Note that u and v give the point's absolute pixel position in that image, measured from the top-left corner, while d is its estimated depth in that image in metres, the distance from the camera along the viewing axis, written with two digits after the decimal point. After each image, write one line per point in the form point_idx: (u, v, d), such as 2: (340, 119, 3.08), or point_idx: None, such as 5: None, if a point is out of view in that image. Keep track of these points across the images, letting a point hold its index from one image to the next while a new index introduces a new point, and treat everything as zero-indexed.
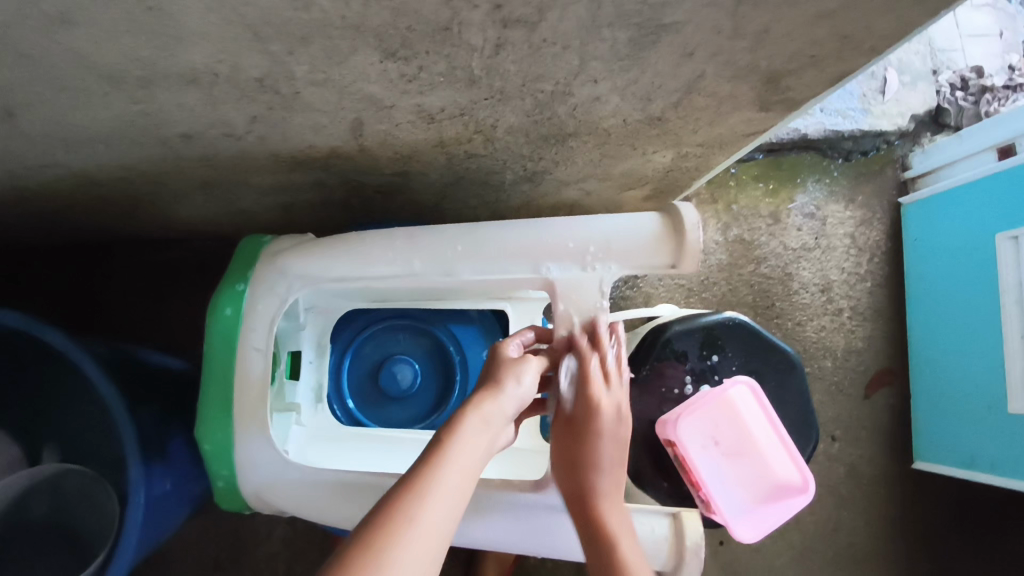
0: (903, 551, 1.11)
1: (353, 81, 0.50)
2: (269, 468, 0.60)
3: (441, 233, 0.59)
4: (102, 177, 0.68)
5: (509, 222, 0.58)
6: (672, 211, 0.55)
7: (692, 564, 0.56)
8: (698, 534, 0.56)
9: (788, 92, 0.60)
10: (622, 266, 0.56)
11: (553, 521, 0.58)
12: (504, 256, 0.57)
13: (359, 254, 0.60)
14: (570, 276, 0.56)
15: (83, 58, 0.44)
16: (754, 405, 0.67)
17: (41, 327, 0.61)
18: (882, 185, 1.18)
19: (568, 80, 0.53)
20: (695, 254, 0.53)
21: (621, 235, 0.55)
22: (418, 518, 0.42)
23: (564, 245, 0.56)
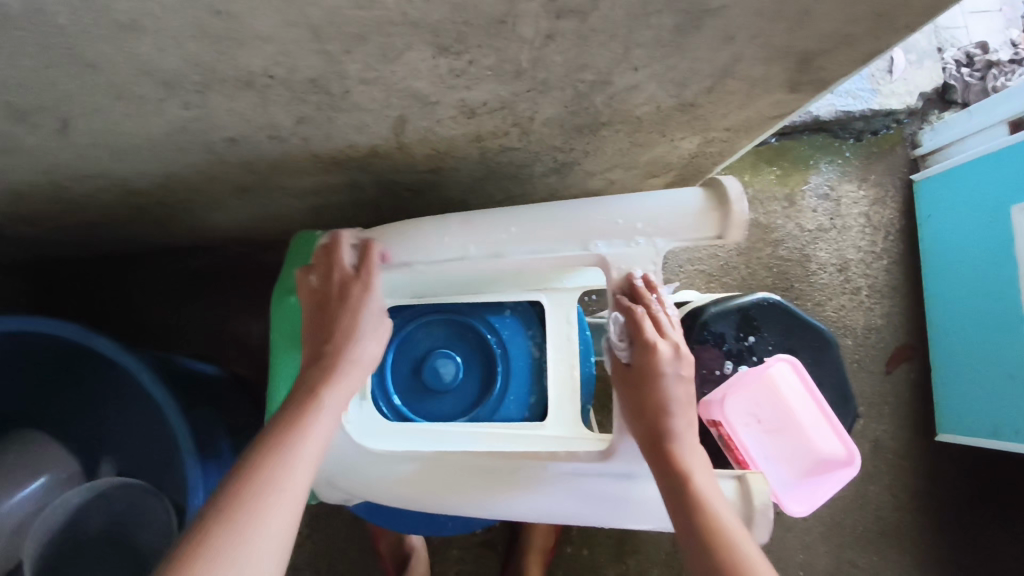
0: (932, 524, 1.13)
1: (403, 77, 0.51)
2: (341, 456, 0.63)
3: (494, 217, 0.60)
4: (142, 185, 0.68)
5: (559, 203, 0.59)
6: (715, 185, 0.57)
7: (761, 526, 0.55)
8: (766, 495, 0.56)
9: (820, 72, 0.61)
10: (669, 240, 0.58)
11: (622, 490, 0.58)
12: (555, 235, 0.59)
13: (414, 238, 0.62)
14: (620, 252, 0.58)
15: (145, 66, 0.44)
16: (796, 381, 0.67)
17: (92, 335, 0.63)
18: (893, 164, 1.20)
19: (609, 69, 0.54)
20: (741, 224, 0.56)
21: (668, 209, 0.57)
22: (277, 485, 0.48)
23: (613, 222, 0.58)
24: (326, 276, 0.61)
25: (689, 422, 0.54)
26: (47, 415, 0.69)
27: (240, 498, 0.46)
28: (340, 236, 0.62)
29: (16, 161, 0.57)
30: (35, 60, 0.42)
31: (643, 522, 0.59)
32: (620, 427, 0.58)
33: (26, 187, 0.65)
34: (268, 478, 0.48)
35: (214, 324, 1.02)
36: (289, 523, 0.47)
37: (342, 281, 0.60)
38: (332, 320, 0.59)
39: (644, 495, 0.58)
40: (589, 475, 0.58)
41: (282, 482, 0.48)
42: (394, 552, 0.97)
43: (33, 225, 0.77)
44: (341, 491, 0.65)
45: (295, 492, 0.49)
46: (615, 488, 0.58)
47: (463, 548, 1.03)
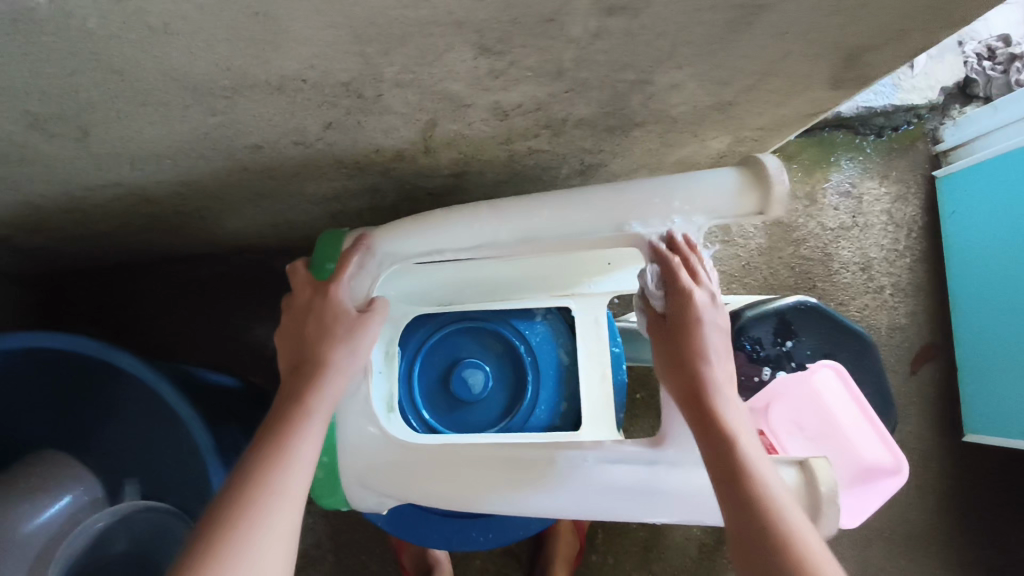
0: (960, 525, 1.11)
1: (440, 79, 0.48)
2: (372, 452, 0.60)
3: (527, 200, 0.57)
4: (159, 194, 0.66)
5: (594, 186, 0.56)
6: (752, 162, 0.55)
7: (829, 515, 0.50)
8: (832, 481, 0.50)
9: (864, 68, 0.59)
10: (706, 217, 0.56)
11: (673, 481, 0.54)
12: (587, 219, 0.56)
13: (440, 226, 0.58)
14: (658, 230, 0.56)
15: (174, 72, 0.42)
16: (842, 392, 0.67)
17: (111, 352, 0.63)
18: (915, 160, 1.18)
19: (652, 68, 0.52)
20: (784, 197, 0.53)
21: (705, 189, 0.55)
22: (269, 492, 0.46)
23: (649, 202, 0.55)
24: (298, 288, 0.59)
25: (727, 380, 0.52)
26: None
27: (235, 508, 0.44)
28: (295, 263, 0.61)
29: (32, 171, 0.55)
30: (60, 66, 0.40)
31: (698, 517, 0.55)
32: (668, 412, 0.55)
33: (39, 198, 0.62)
34: (260, 493, 0.46)
35: (228, 333, 0.99)
36: (285, 536, 0.45)
37: (315, 292, 0.58)
38: (316, 333, 0.56)
39: (697, 485, 0.54)
40: (638, 465, 0.55)
41: (280, 490, 0.46)
42: (416, 564, 0.95)
43: (45, 236, 0.75)
44: (371, 492, 0.61)
45: (291, 503, 0.47)
46: (666, 479, 0.54)
47: (486, 559, 1.01)
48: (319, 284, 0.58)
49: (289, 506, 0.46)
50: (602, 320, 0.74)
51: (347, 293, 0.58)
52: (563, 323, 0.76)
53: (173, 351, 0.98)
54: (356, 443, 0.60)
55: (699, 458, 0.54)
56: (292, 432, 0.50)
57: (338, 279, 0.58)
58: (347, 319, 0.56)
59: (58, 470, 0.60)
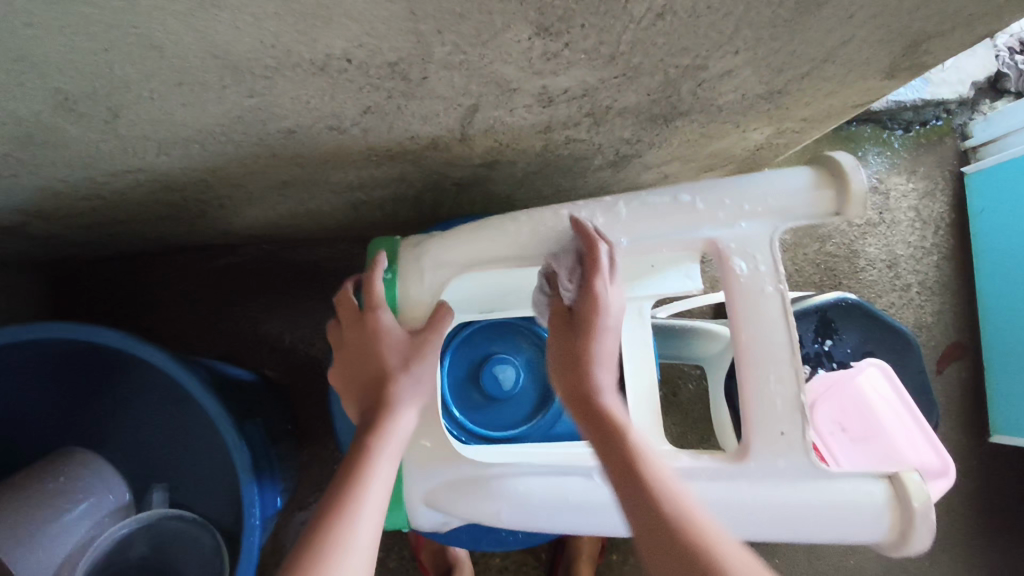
0: (987, 527, 1.08)
1: (490, 61, 0.46)
2: (444, 474, 0.58)
3: (607, 205, 0.56)
4: (183, 180, 0.63)
5: (664, 189, 0.55)
6: (825, 161, 0.53)
7: (922, 528, 0.51)
8: (925, 495, 0.51)
9: (924, 56, 0.56)
10: (781, 220, 0.53)
11: (758, 500, 0.53)
12: (657, 224, 0.54)
13: (511, 230, 0.56)
14: (731, 233, 0.54)
15: (216, 49, 0.40)
16: (889, 394, 0.67)
17: (137, 343, 0.60)
18: (942, 156, 1.15)
19: (710, 52, 0.49)
20: (862, 195, 0.51)
21: (778, 190, 0.53)
22: (345, 541, 0.47)
23: (720, 207, 0.53)
24: (343, 322, 0.60)
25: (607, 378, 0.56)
26: (95, 426, 0.68)
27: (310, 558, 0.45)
28: (342, 287, 0.61)
29: (54, 154, 0.53)
30: (95, 40, 0.37)
31: (781, 532, 0.54)
32: (751, 427, 0.53)
33: (60, 183, 0.60)
34: (328, 545, 0.46)
35: (244, 325, 0.97)
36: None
37: (354, 321, 0.58)
38: (369, 361, 0.57)
39: (784, 501, 0.53)
40: (720, 481, 0.53)
41: (346, 541, 0.47)
42: (437, 562, 0.92)
43: (61, 224, 0.72)
44: (440, 512, 0.59)
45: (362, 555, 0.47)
46: (747, 491, 0.53)
47: (505, 557, 0.98)
48: (360, 315, 0.58)
49: (360, 551, 0.47)
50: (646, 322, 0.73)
51: (383, 315, 0.57)
52: None
53: (187, 342, 0.96)
54: (423, 463, 0.58)
55: (782, 476, 0.53)
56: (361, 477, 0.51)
57: (374, 309, 0.57)
58: (392, 349, 0.57)
59: (80, 468, 0.62)
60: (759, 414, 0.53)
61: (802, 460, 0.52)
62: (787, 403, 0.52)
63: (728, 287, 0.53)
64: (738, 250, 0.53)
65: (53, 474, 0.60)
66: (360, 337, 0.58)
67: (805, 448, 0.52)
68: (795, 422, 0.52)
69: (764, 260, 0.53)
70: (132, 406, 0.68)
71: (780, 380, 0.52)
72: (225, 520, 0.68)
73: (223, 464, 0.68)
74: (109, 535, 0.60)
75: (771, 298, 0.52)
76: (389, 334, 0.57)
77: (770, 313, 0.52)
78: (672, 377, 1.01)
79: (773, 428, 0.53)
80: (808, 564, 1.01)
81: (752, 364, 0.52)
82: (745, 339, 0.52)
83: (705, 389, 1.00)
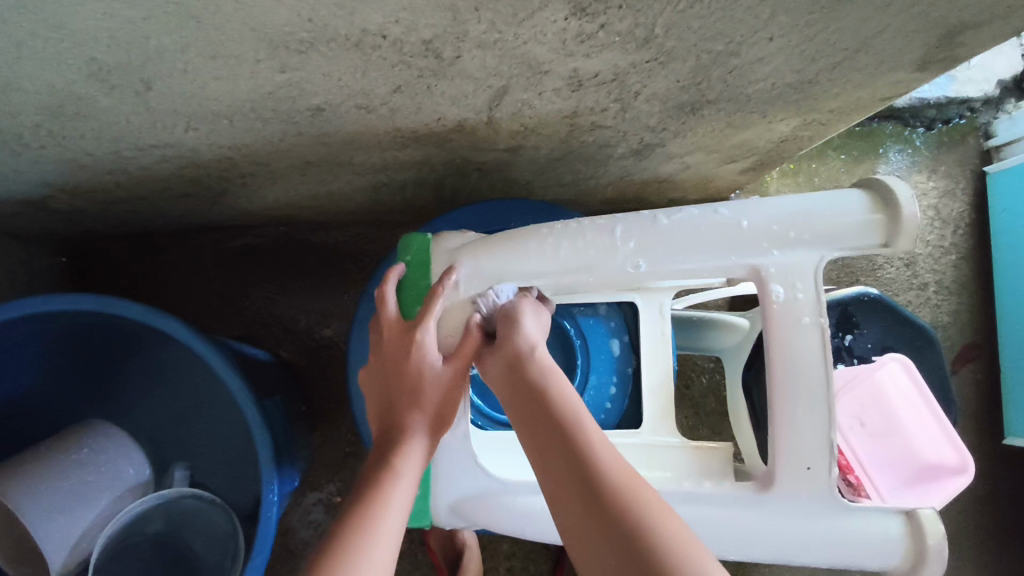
0: (1002, 530, 1.07)
1: (524, 41, 0.46)
2: (468, 488, 0.59)
3: (647, 220, 0.54)
4: (208, 157, 0.63)
5: (708, 206, 0.54)
6: (880, 188, 0.51)
7: (933, 566, 0.52)
8: (941, 535, 0.52)
9: (958, 49, 0.55)
10: (827, 247, 0.52)
11: (776, 522, 0.53)
12: (698, 243, 0.53)
13: (546, 247, 0.55)
14: (776, 258, 0.52)
15: (252, 21, 0.40)
16: (909, 387, 0.68)
17: (161, 318, 0.61)
18: (964, 155, 1.14)
19: (744, 38, 0.49)
20: (914, 230, 0.49)
21: (830, 216, 0.51)
22: (371, 549, 0.46)
23: (766, 229, 0.52)
24: (387, 333, 0.60)
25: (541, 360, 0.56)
26: (118, 399, 0.69)
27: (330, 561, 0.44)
28: (383, 286, 0.60)
29: (84, 126, 0.53)
30: (135, 8, 0.38)
31: (798, 557, 0.54)
32: (777, 456, 0.53)
33: (88, 157, 0.60)
34: (350, 551, 0.46)
35: (260, 306, 0.97)
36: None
37: (403, 334, 0.58)
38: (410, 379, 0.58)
39: (803, 531, 0.53)
40: (740, 507, 0.54)
41: (372, 551, 0.46)
42: (446, 547, 0.92)
43: (84, 199, 0.72)
44: (464, 520, 0.61)
45: (383, 565, 0.46)
46: (764, 514, 0.53)
47: (515, 544, 0.98)
48: (407, 328, 0.58)
49: (383, 562, 0.47)
50: (666, 314, 0.73)
51: (432, 336, 0.58)
52: (622, 312, 0.77)
53: (205, 322, 0.97)
54: (447, 475, 0.60)
55: (803, 501, 0.53)
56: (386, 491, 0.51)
57: (424, 324, 0.57)
58: (432, 372, 0.58)
59: (104, 442, 0.63)
60: (788, 448, 0.52)
61: (823, 492, 0.52)
62: (817, 438, 0.52)
63: (764, 313, 0.53)
64: (779, 277, 0.52)
65: (77, 446, 0.60)
66: (402, 350, 0.58)
67: (830, 483, 0.52)
68: (824, 459, 0.52)
69: (804, 289, 0.52)
70: (155, 382, 0.69)
71: (812, 415, 0.52)
72: (240, 500, 0.68)
73: (240, 441, 0.68)
74: (127, 512, 0.59)
75: (809, 331, 0.52)
76: (435, 356, 0.58)
77: (807, 345, 0.52)
78: (685, 369, 1.01)
79: (801, 462, 0.52)
80: (817, 561, 1.01)
81: (784, 396, 0.52)
82: (779, 372, 0.52)
83: (719, 382, 1.00)
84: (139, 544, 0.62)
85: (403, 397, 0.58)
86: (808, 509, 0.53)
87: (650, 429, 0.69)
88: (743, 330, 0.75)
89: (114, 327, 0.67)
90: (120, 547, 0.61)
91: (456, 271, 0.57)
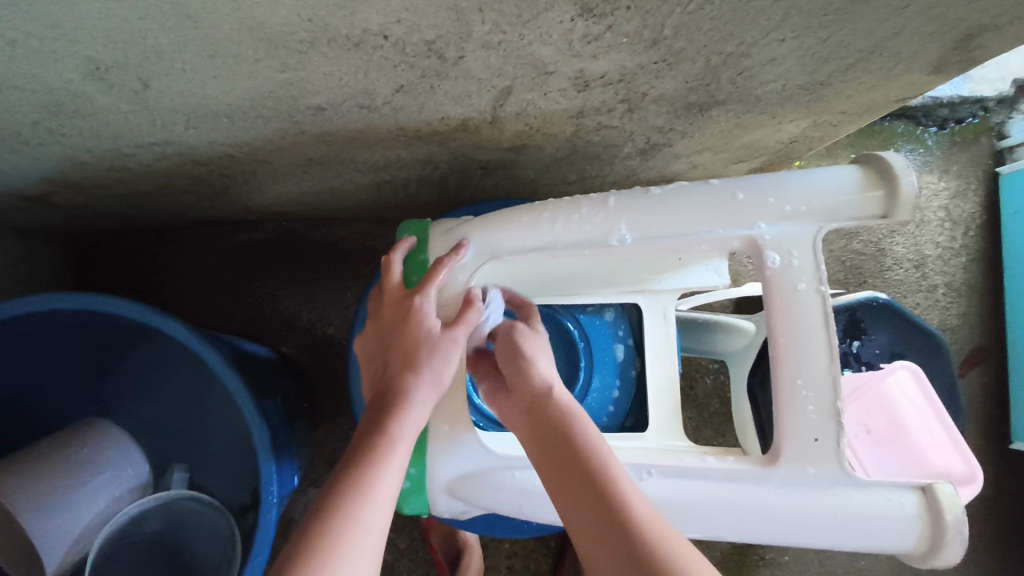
0: (1008, 537, 1.05)
1: (529, 42, 0.45)
2: (466, 467, 0.57)
3: (643, 197, 0.54)
4: (209, 155, 0.63)
5: (701, 183, 0.53)
6: (876, 162, 0.51)
7: (953, 544, 0.49)
8: (959, 508, 0.49)
9: (976, 50, 0.54)
10: (824, 219, 0.51)
11: (783, 502, 0.51)
12: (693, 217, 0.53)
13: (542, 221, 0.55)
14: (773, 230, 0.52)
15: (251, 21, 0.39)
16: (920, 396, 0.68)
17: (160, 316, 0.60)
18: (977, 155, 1.12)
19: (755, 39, 0.48)
20: (912, 199, 0.49)
21: (824, 189, 0.51)
22: (362, 521, 0.46)
23: (762, 202, 0.52)
24: (388, 302, 0.59)
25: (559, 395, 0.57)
26: (118, 396, 0.69)
27: (323, 537, 0.44)
28: (391, 253, 0.59)
29: (83, 124, 0.52)
30: (131, 7, 0.37)
31: (810, 539, 0.52)
32: (783, 429, 0.51)
33: (87, 154, 0.59)
34: (340, 526, 0.45)
35: (262, 302, 0.97)
36: (372, 562, 0.46)
37: (402, 304, 0.57)
38: (405, 347, 0.56)
39: (812, 510, 0.51)
40: (746, 483, 0.52)
41: (363, 523, 0.46)
42: (446, 545, 0.92)
43: (85, 195, 0.72)
44: (459, 501, 0.58)
45: (372, 536, 0.46)
46: (772, 496, 0.51)
47: (514, 543, 0.97)
48: (407, 297, 0.57)
49: (374, 532, 0.46)
50: (669, 313, 0.72)
51: (429, 306, 0.57)
52: (625, 313, 0.76)
53: (206, 317, 0.96)
54: (443, 453, 0.58)
55: (810, 480, 0.51)
56: (378, 458, 0.50)
57: (427, 290, 0.56)
58: (432, 339, 0.56)
59: (105, 441, 0.63)
60: (791, 418, 0.51)
61: (832, 468, 0.51)
62: (820, 409, 0.50)
63: (763, 282, 0.52)
64: (775, 246, 0.52)
65: (78, 444, 0.61)
66: (401, 316, 0.57)
67: (837, 455, 0.51)
68: (830, 429, 0.51)
69: (801, 257, 0.51)
70: (156, 378, 0.69)
71: (815, 385, 0.50)
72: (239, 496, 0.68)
73: (241, 441, 0.68)
74: (126, 512, 0.60)
75: (811, 300, 0.51)
76: (431, 326, 0.56)
77: (808, 313, 0.51)
78: (689, 370, 1.00)
79: (806, 432, 0.51)
80: (818, 564, 1.01)
81: (786, 366, 0.51)
82: (782, 341, 0.51)
83: (723, 383, 0.99)
84: (137, 543, 0.62)
85: (397, 363, 0.56)
86: (817, 491, 0.51)
87: (655, 433, 0.68)
88: (749, 334, 0.74)
89: (114, 322, 0.66)
90: (119, 545, 0.61)
91: (465, 248, 0.57)
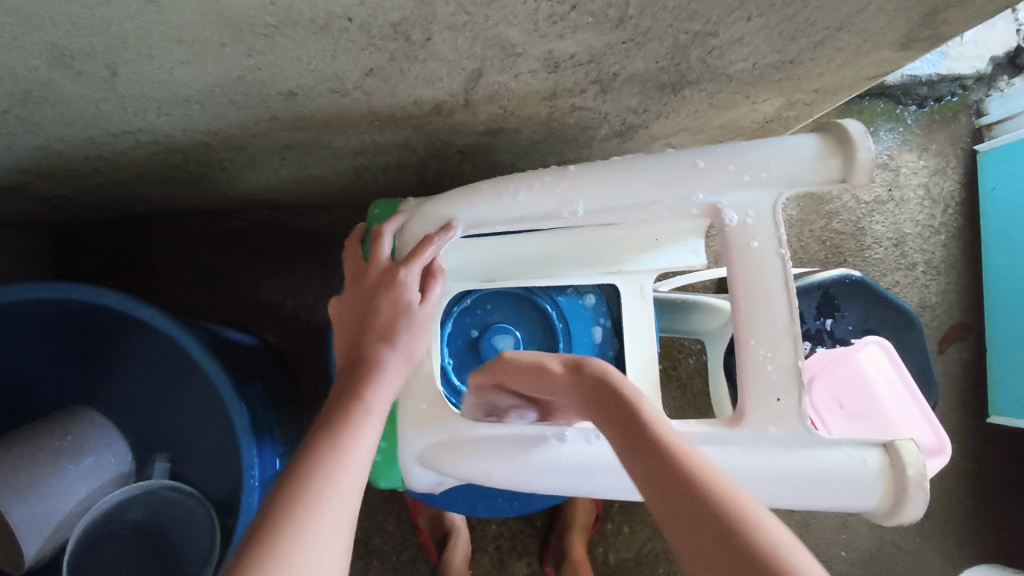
0: (988, 509, 1.07)
1: (495, 23, 0.45)
2: (438, 436, 0.59)
3: (605, 167, 0.55)
4: (184, 142, 0.63)
5: (662, 153, 0.54)
6: (834, 128, 0.52)
7: (915, 498, 0.50)
8: (920, 464, 0.50)
9: (941, 27, 0.55)
10: (784, 182, 0.52)
11: (748, 463, 0.52)
12: (653, 184, 0.54)
13: (507, 191, 0.56)
14: (731, 197, 0.53)
15: (212, 4, 0.39)
16: (890, 369, 0.69)
17: (139, 303, 0.61)
18: (956, 133, 1.12)
19: (721, 17, 0.48)
20: (869, 164, 0.50)
21: (783, 154, 0.52)
22: (336, 483, 0.45)
23: (723, 169, 0.53)
24: (371, 275, 0.60)
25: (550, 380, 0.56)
26: (100, 384, 0.69)
27: (297, 491, 0.43)
28: (381, 226, 0.60)
29: (54, 113, 0.52)
30: None
31: (775, 499, 0.53)
32: (744, 392, 0.53)
33: (61, 143, 0.59)
34: (313, 487, 0.44)
35: (245, 291, 0.97)
36: (346, 524, 0.44)
37: (385, 277, 0.59)
38: (380, 320, 0.58)
39: (775, 468, 0.52)
40: (709, 447, 0.53)
41: (336, 485, 0.45)
42: (433, 527, 0.94)
43: (63, 186, 0.72)
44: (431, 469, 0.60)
45: (347, 497, 0.45)
46: (737, 461, 0.52)
47: (502, 524, 0.99)
48: (391, 271, 0.58)
49: (349, 494, 0.46)
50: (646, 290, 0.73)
51: (412, 283, 0.58)
52: (605, 295, 0.77)
53: (189, 306, 0.97)
54: (415, 424, 0.59)
55: (774, 441, 0.52)
56: (352, 428, 0.50)
57: (412, 266, 0.58)
58: (408, 314, 0.58)
59: (88, 432, 0.64)
60: (753, 380, 0.52)
61: (792, 428, 0.52)
62: (779, 370, 0.52)
63: (724, 245, 0.53)
64: (732, 206, 0.53)
65: (61, 432, 0.61)
66: (384, 290, 0.58)
67: (800, 416, 0.52)
68: (791, 390, 0.52)
69: (757, 216, 0.52)
70: (140, 366, 0.69)
71: (773, 346, 0.52)
72: (220, 481, 0.69)
73: (223, 427, 0.68)
74: (105, 501, 0.60)
75: (771, 264, 0.52)
76: (409, 303, 0.58)
77: (768, 276, 0.52)
78: (673, 351, 1.02)
79: (767, 395, 0.52)
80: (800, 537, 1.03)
81: (742, 328, 0.52)
82: (743, 304, 0.52)
83: (705, 363, 1.01)
84: (117, 531, 0.63)
85: (371, 336, 0.57)
86: (779, 451, 0.52)
87: None
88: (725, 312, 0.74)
89: (94, 311, 0.67)
90: (99, 533, 0.62)
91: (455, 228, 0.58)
